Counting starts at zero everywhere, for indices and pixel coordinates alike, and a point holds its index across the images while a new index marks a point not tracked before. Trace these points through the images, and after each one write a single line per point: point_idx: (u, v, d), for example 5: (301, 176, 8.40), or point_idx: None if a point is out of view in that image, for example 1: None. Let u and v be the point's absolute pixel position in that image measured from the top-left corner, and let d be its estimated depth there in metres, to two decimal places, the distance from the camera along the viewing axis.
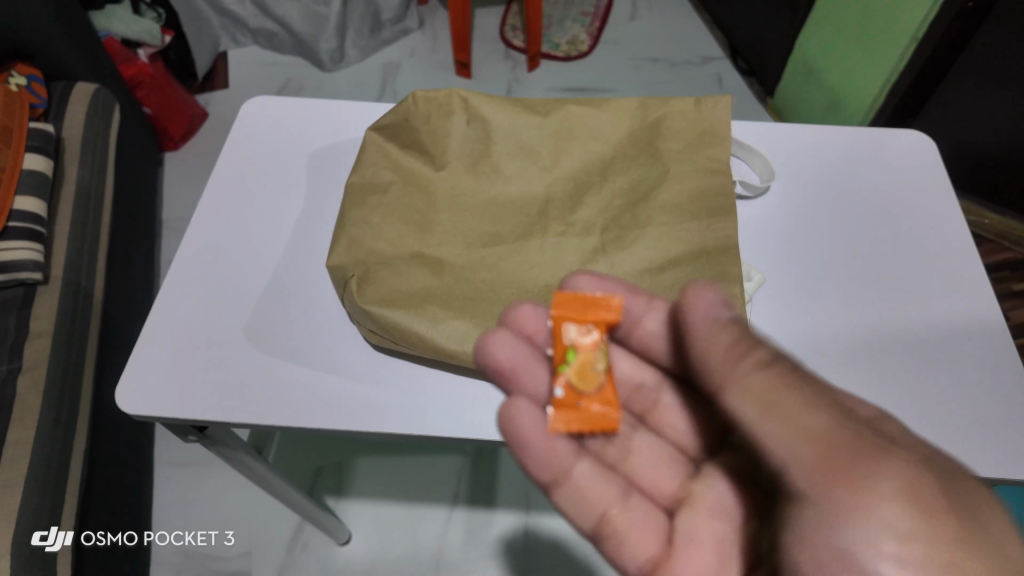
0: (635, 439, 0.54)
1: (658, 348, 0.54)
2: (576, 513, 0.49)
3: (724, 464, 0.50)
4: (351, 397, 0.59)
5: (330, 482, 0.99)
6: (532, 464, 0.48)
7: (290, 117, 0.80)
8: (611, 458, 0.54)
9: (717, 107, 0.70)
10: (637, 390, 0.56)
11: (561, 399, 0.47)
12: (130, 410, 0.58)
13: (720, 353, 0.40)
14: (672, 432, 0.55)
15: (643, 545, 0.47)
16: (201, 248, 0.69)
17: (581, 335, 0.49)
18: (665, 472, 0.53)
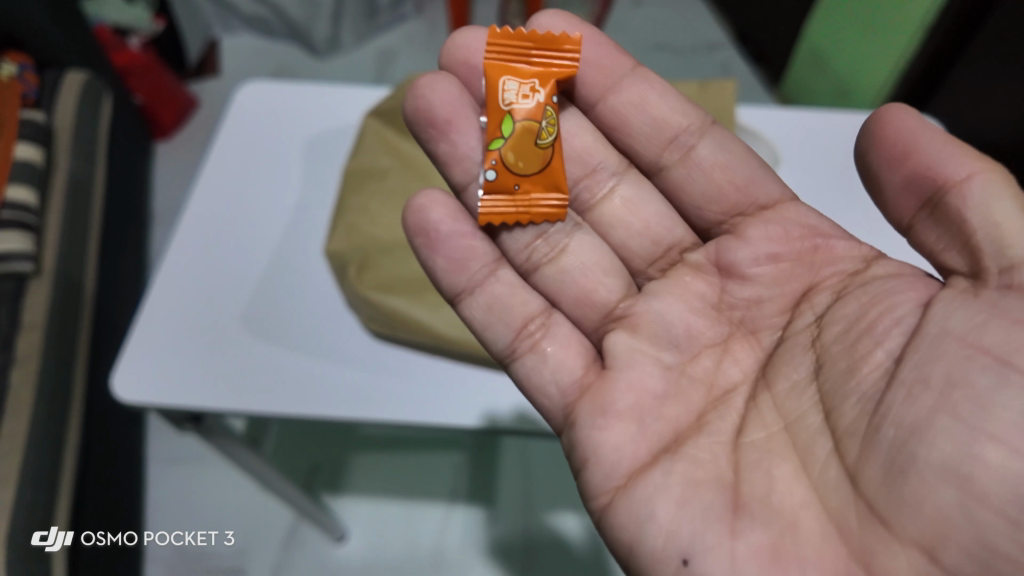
0: (572, 237, 0.53)
1: (636, 121, 0.54)
2: (488, 327, 0.48)
3: (683, 286, 0.48)
4: (352, 384, 0.57)
5: (327, 477, 0.97)
6: (443, 267, 0.49)
7: (285, 101, 0.78)
8: (538, 257, 0.53)
9: (722, 92, 0.70)
10: (592, 173, 0.55)
11: (493, 180, 0.53)
12: (127, 398, 0.56)
13: (962, 151, 0.39)
14: (617, 238, 0.54)
15: (566, 364, 0.46)
16: (197, 233, 0.67)
17: (524, 101, 0.53)
18: (603, 284, 0.51)
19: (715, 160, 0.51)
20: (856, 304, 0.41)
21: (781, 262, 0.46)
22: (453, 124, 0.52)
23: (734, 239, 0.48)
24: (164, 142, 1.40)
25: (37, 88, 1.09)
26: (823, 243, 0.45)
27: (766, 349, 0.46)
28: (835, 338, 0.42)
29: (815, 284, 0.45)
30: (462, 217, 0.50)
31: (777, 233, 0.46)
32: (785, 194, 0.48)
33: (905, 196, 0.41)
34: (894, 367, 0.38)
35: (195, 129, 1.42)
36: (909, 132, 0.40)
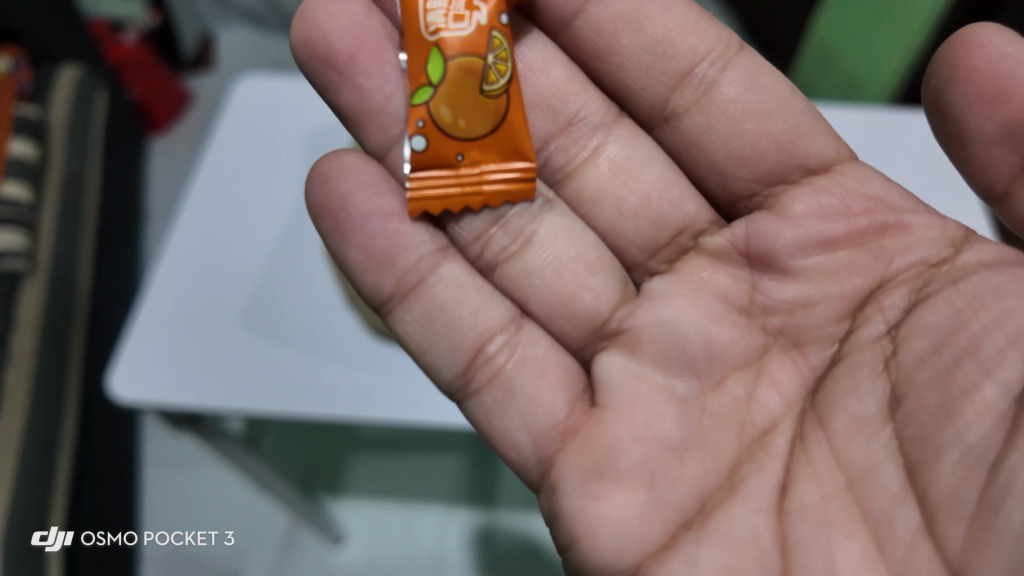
0: (539, 222, 0.48)
1: (631, 65, 0.50)
2: (434, 350, 0.44)
3: (707, 278, 0.45)
4: (356, 382, 0.56)
5: (326, 478, 0.96)
6: (360, 261, 0.44)
7: (285, 93, 0.77)
8: (494, 255, 0.48)
9: None
10: (568, 127, 0.51)
11: (422, 146, 0.48)
12: (123, 395, 0.54)
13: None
14: (608, 221, 0.50)
15: (541, 402, 0.42)
16: (196, 228, 0.65)
17: (455, 25, 0.48)
18: (587, 290, 0.47)
19: (743, 102, 0.48)
20: (949, 311, 0.37)
21: (836, 249, 0.42)
22: (356, 61, 0.45)
23: (773, 216, 0.44)
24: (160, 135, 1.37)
25: (31, 82, 1.07)
26: (896, 219, 0.42)
27: (815, 367, 0.42)
28: (920, 358, 0.37)
29: (889, 278, 0.41)
30: (386, 192, 0.45)
31: (832, 206, 0.43)
32: (842, 152, 0.46)
33: (1001, 147, 0.39)
34: (1012, 413, 0.34)
35: (193, 123, 1.39)
36: (1010, 67, 0.38)
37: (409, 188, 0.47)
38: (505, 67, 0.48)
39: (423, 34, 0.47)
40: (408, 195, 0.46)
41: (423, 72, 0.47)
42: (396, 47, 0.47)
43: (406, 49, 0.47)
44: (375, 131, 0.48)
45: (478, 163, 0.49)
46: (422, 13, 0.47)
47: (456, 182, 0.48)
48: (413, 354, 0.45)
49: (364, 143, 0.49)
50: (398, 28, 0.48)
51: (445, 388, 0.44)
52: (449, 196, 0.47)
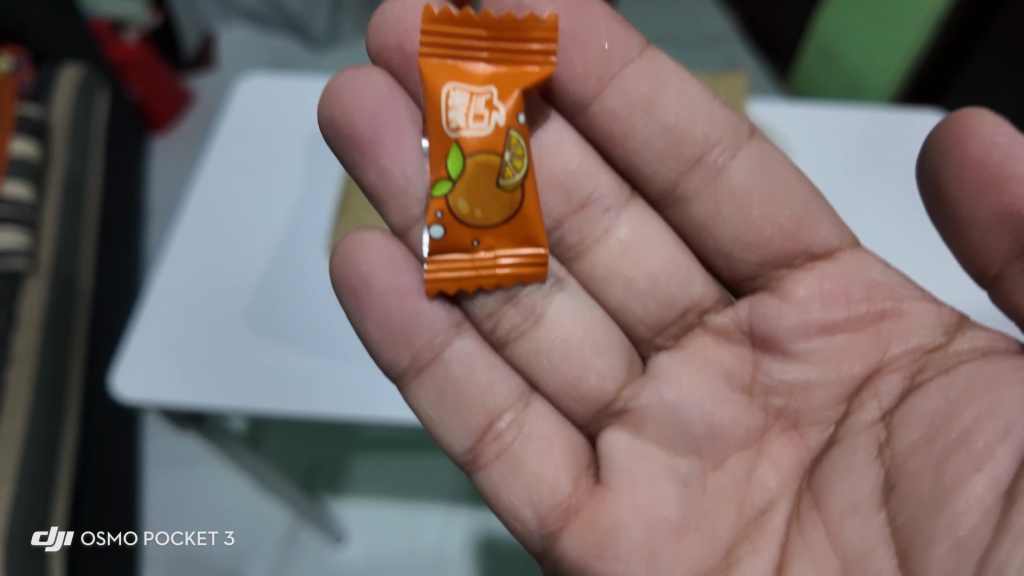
0: (550, 300, 0.49)
1: (640, 135, 0.50)
2: (446, 425, 0.45)
3: (714, 356, 0.46)
4: (357, 382, 0.56)
5: (326, 478, 0.96)
6: (378, 338, 0.45)
7: (286, 94, 0.77)
8: (508, 332, 0.48)
9: (735, 86, 0.72)
10: (582, 208, 0.51)
11: (441, 232, 0.48)
12: (127, 394, 0.55)
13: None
14: (616, 301, 0.50)
15: (546, 479, 0.43)
16: (199, 229, 0.65)
17: (475, 124, 0.48)
18: (594, 369, 0.47)
19: (752, 188, 0.49)
20: (941, 400, 0.38)
21: (835, 334, 0.44)
22: (379, 143, 0.46)
23: (775, 299, 0.46)
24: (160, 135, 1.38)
25: (33, 82, 1.07)
26: (893, 307, 0.44)
27: (812, 449, 0.43)
28: (912, 447, 0.38)
29: (884, 363, 0.43)
30: (404, 270, 0.46)
31: (837, 293, 0.44)
32: (845, 239, 0.47)
33: (998, 237, 0.41)
34: (998, 504, 0.35)
35: (194, 122, 1.39)
36: (1003, 159, 0.40)
37: (425, 267, 0.47)
38: (521, 163, 0.48)
39: (444, 129, 0.48)
40: (424, 274, 0.46)
41: (443, 165, 0.47)
42: (419, 130, 0.48)
43: (427, 134, 0.48)
44: (394, 211, 0.48)
45: (492, 250, 0.49)
46: (444, 106, 0.48)
47: (471, 266, 0.48)
48: (426, 426, 0.46)
49: (385, 219, 0.49)
50: (421, 107, 0.49)
51: (456, 461, 0.45)
52: (463, 277, 0.47)
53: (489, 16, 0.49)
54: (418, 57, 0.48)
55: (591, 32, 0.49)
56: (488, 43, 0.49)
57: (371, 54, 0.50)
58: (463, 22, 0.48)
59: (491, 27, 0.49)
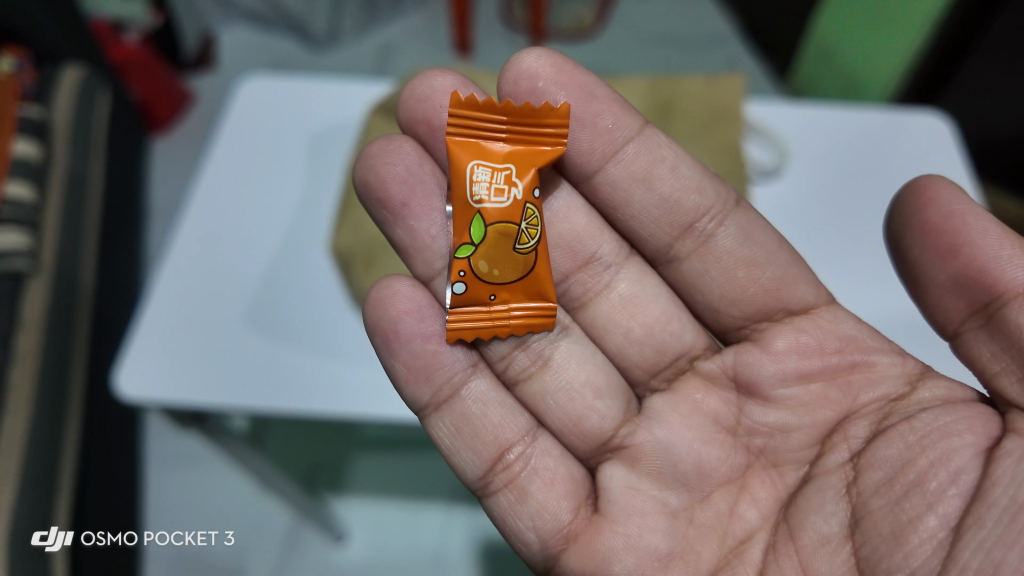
0: (556, 346, 0.49)
1: (637, 201, 0.50)
2: (460, 452, 0.45)
3: (694, 403, 0.46)
4: (359, 381, 0.56)
5: (327, 477, 0.96)
6: (403, 373, 0.45)
7: (287, 96, 0.77)
8: (519, 371, 0.49)
9: (730, 88, 0.71)
10: (586, 264, 0.51)
11: (464, 290, 0.49)
12: (128, 390, 0.54)
13: (1015, 253, 0.40)
14: (615, 345, 0.50)
15: (549, 508, 0.44)
16: (202, 228, 0.66)
17: (496, 198, 0.49)
18: (595, 410, 0.47)
19: (737, 254, 0.49)
20: (902, 446, 0.39)
21: (810, 382, 0.44)
22: (409, 208, 0.48)
23: (756, 350, 0.46)
24: (161, 135, 1.38)
25: (34, 82, 1.07)
26: (863, 358, 0.44)
27: (789, 486, 0.43)
28: (876, 487, 0.39)
29: (855, 410, 0.43)
30: (429, 314, 0.46)
31: (811, 346, 0.45)
32: (821, 296, 0.47)
33: (954, 298, 0.42)
34: (950, 536, 0.36)
35: (193, 122, 1.40)
36: (959, 224, 0.42)
37: (447, 315, 0.47)
38: (536, 231, 0.49)
39: (467, 200, 0.49)
40: (446, 321, 0.47)
41: (465, 231, 0.49)
42: (444, 196, 0.50)
43: (452, 201, 0.49)
44: (417, 262, 0.50)
45: (507, 304, 0.50)
46: (467, 180, 0.49)
47: (487, 316, 0.49)
48: (441, 453, 0.46)
49: (410, 269, 0.51)
50: (445, 173, 0.51)
51: (467, 487, 0.45)
52: (479, 325, 0.48)
53: (510, 103, 0.50)
54: (443, 132, 0.50)
55: (596, 115, 0.50)
56: (508, 124, 0.50)
57: (401, 124, 0.52)
58: (487, 106, 0.50)
59: (511, 112, 0.50)
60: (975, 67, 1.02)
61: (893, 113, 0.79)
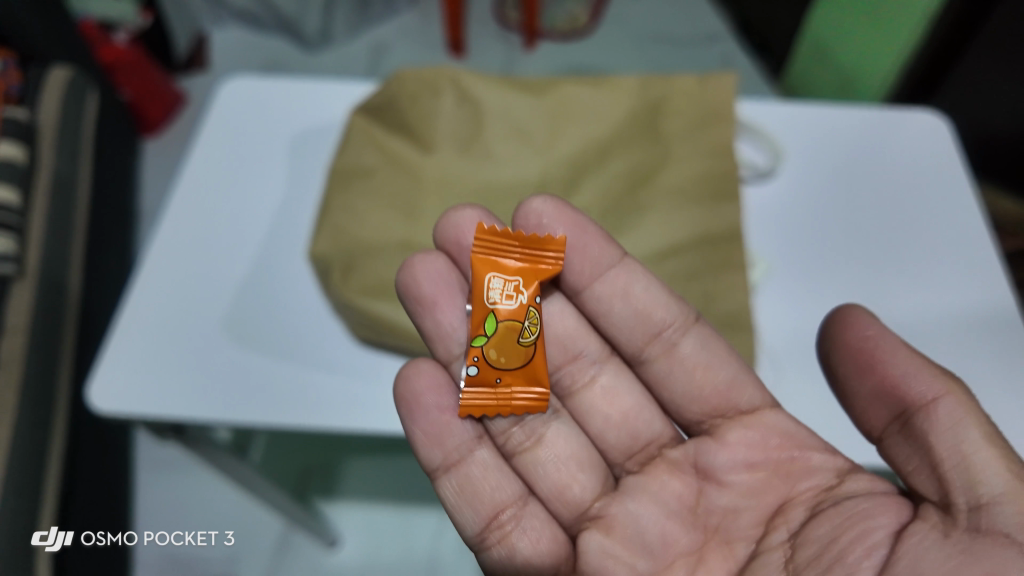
0: (549, 425, 0.50)
1: (617, 312, 0.50)
2: (461, 510, 0.46)
3: (656, 487, 0.46)
4: (338, 393, 0.55)
5: (319, 483, 0.96)
6: (418, 438, 0.47)
7: (269, 98, 0.75)
8: (515, 443, 0.49)
9: (721, 88, 0.69)
10: (575, 359, 0.52)
11: (474, 376, 0.49)
12: (100, 407, 0.53)
13: (921, 367, 0.41)
14: (596, 427, 0.50)
15: (533, 565, 0.45)
16: (178, 236, 0.64)
17: (508, 301, 0.51)
18: (578, 480, 0.48)
19: (696, 359, 0.48)
20: (829, 526, 0.40)
21: (757, 471, 0.45)
22: (438, 305, 0.50)
23: (712, 441, 0.46)
24: (152, 138, 1.39)
25: (21, 83, 1.06)
26: (800, 455, 0.44)
27: (739, 562, 0.43)
28: (808, 563, 0.39)
29: (792, 497, 0.44)
30: (447, 389, 0.47)
31: (757, 441, 0.45)
32: (766, 399, 0.47)
33: (876, 408, 0.43)
34: None
35: (183, 126, 1.41)
36: (872, 347, 0.43)
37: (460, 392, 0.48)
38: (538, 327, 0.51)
39: (481, 300, 0.50)
40: (460, 397, 0.48)
41: (479, 325, 0.50)
42: (465, 295, 0.51)
43: (471, 301, 0.51)
44: (438, 347, 0.51)
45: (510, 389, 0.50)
46: (484, 287, 0.51)
47: (492, 397, 0.49)
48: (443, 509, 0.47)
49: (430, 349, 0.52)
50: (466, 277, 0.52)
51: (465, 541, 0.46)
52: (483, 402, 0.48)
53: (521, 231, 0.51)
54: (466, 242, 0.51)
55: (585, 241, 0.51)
56: (522, 245, 0.51)
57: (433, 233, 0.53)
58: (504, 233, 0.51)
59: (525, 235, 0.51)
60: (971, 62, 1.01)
61: (887, 113, 0.78)
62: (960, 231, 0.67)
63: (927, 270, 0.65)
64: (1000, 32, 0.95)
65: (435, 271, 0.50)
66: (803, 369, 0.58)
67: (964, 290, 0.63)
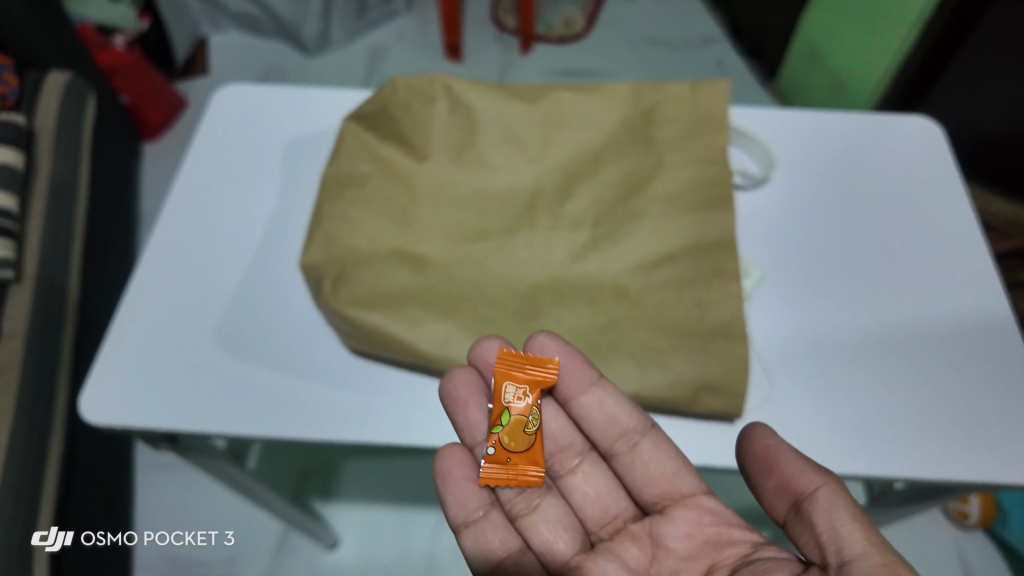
0: (544, 496, 0.55)
1: (594, 417, 0.55)
2: (476, 556, 0.52)
3: (620, 552, 0.51)
4: (329, 404, 0.55)
5: (317, 483, 1.03)
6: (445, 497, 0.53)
7: (262, 106, 0.76)
8: (519, 508, 0.54)
9: (715, 92, 0.68)
10: (560, 449, 0.57)
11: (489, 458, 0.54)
12: (90, 417, 0.54)
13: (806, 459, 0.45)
14: (576, 502, 0.55)
15: None
16: (171, 246, 0.65)
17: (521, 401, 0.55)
18: (562, 538, 0.53)
19: (653, 459, 0.52)
20: None
21: (694, 539, 0.49)
22: (469, 405, 0.53)
23: (662, 516, 0.51)
24: (151, 142, 1.42)
25: (19, 89, 1.06)
26: (723, 532, 0.49)
27: None
28: None
29: (716, 562, 0.48)
30: (470, 464, 0.53)
31: (693, 519, 0.50)
32: (700, 487, 0.51)
33: (778, 500, 0.46)
34: None
35: (183, 131, 1.44)
36: (771, 453, 0.46)
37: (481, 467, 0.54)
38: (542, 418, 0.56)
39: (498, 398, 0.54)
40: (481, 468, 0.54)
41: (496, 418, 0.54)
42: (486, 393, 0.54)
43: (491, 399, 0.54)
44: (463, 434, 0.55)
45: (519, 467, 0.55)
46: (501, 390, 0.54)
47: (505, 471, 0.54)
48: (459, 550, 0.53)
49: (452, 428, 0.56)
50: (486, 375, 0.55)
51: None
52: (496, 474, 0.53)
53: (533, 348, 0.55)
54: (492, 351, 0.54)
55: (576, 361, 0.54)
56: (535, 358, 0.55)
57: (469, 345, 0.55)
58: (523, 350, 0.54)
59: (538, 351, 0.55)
60: (961, 66, 1.11)
61: (880, 117, 0.78)
62: (953, 237, 0.67)
63: (922, 276, 0.65)
64: (988, 35, 1.03)
65: (468, 375, 0.54)
66: (794, 375, 0.58)
67: (956, 295, 0.63)
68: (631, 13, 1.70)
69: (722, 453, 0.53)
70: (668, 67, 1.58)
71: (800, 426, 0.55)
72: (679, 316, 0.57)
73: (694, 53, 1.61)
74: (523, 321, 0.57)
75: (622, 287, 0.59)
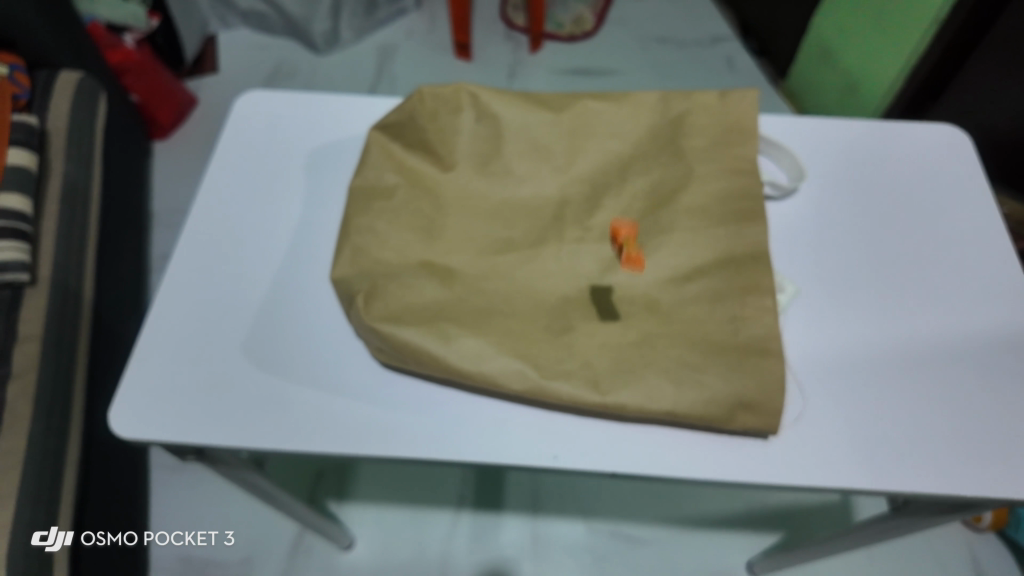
0: None
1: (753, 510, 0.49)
2: None
3: None
4: (358, 419, 0.55)
5: (332, 483, 1.04)
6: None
7: (284, 112, 0.75)
8: None
9: (744, 101, 0.66)
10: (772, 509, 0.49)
11: None
12: (120, 432, 0.54)
13: None
14: None
15: None
16: (194, 256, 0.64)
17: None
18: None
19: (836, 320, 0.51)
20: None
21: None
22: None
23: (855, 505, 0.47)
24: (161, 141, 1.41)
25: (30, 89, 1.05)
26: None
27: None
28: None
29: None
30: None
31: None
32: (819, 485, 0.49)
33: None
34: None
35: (194, 130, 1.43)
36: None
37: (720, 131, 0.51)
38: None
39: None
40: None
41: None
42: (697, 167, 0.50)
43: None
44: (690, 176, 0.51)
45: None
46: None
47: None
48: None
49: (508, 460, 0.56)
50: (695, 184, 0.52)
51: None
52: None
53: None
54: None
55: None
56: None
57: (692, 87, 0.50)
58: None
59: None
60: (974, 69, 1.10)
61: (907, 126, 0.77)
62: (984, 251, 0.67)
63: (953, 292, 0.64)
64: (1005, 36, 1.03)
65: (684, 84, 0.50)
66: (826, 391, 0.58)
67: (988, 311, 0.63)
68: (643, 12, 1.68)
69: (754, 469, 0.54)
70: (680, 67, 1.57)
71: (833, 442, 0.55)
72: (710, 333, 0.56)
73: (705, 53, 1.59)
74: (554, 336, 0.57)
75: (653, 301, 0.59)
